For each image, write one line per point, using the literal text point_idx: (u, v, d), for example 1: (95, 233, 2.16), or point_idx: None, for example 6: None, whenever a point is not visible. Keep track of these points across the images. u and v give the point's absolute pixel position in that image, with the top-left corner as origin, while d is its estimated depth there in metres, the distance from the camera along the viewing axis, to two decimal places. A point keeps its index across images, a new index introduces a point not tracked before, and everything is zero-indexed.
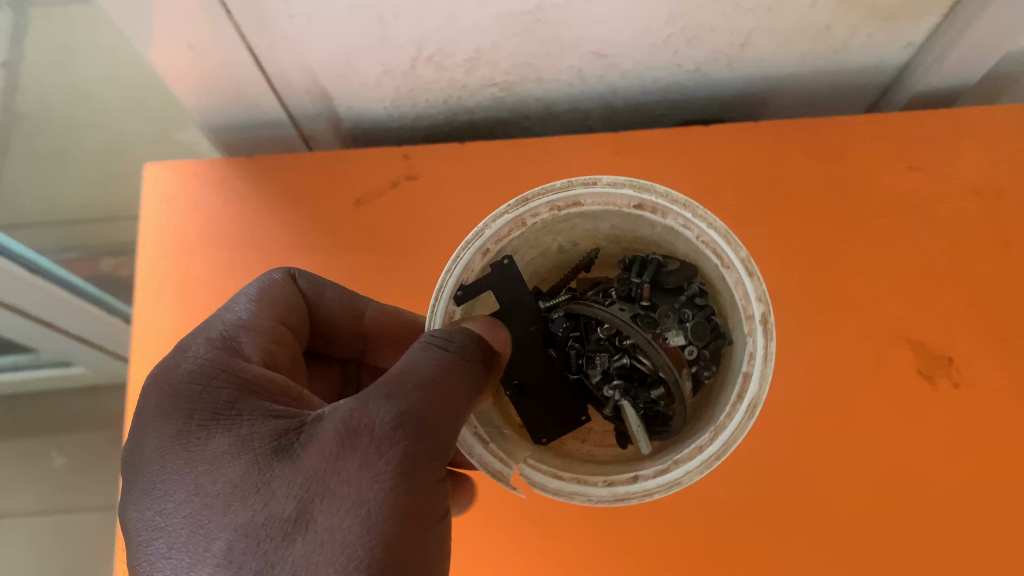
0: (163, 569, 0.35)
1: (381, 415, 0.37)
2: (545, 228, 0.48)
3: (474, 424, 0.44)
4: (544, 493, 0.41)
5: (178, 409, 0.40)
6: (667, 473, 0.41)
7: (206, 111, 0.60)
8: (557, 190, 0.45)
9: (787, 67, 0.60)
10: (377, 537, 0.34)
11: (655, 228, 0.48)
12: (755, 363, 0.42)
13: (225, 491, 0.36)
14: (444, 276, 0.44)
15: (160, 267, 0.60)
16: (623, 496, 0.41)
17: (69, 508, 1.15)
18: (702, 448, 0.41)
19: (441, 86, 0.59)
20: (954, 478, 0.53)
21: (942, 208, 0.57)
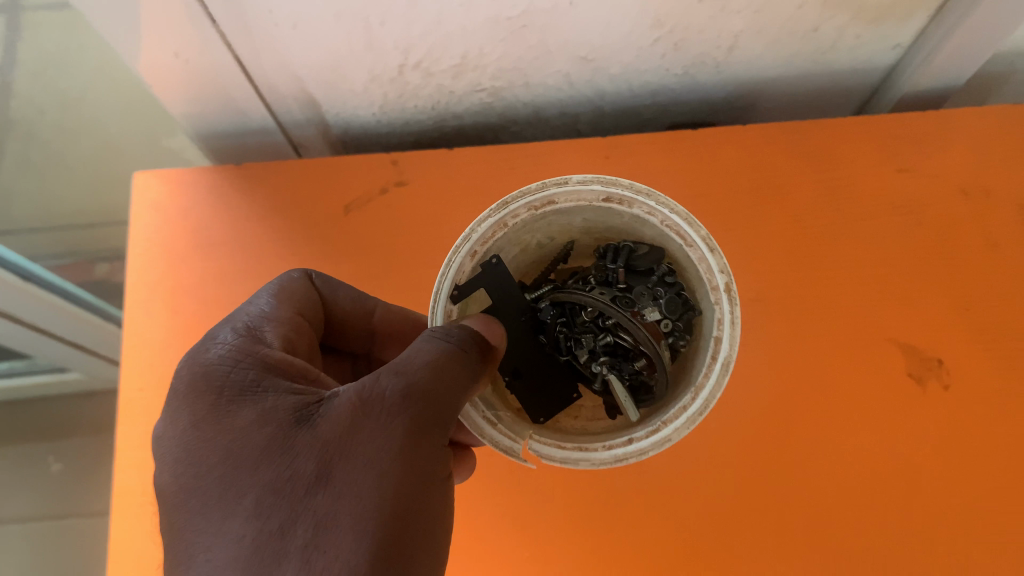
0: (194, 525, 0.36)
1: (395, 381, 0.37)
2: (525, 227, 0.48)
3: (482, 407, 0.44)
4: (551, 463, 0.42)
5: (205, 387, 0.40)
6: (657, 432, 0.42)
7: (193, 119, 0.59)
8: (533, 191, 0.45)
9: (775, 70, 0.60)
10: (392, 492, 0.35)
11: (623, 219, 0.49)
12: (725, 334, 0.42)
13: (252, 452, 0.37)
14: (439, 279, 0.45)
15: (150, 275, 0.60)
16: (621, 456, 0.41)
17: (66, 513, 1.15)
18: (685, 407, 0.42)
19: (429, 91, 0.59)
20: (946, 479, 0.52)
21: (931, 209, 0.57)
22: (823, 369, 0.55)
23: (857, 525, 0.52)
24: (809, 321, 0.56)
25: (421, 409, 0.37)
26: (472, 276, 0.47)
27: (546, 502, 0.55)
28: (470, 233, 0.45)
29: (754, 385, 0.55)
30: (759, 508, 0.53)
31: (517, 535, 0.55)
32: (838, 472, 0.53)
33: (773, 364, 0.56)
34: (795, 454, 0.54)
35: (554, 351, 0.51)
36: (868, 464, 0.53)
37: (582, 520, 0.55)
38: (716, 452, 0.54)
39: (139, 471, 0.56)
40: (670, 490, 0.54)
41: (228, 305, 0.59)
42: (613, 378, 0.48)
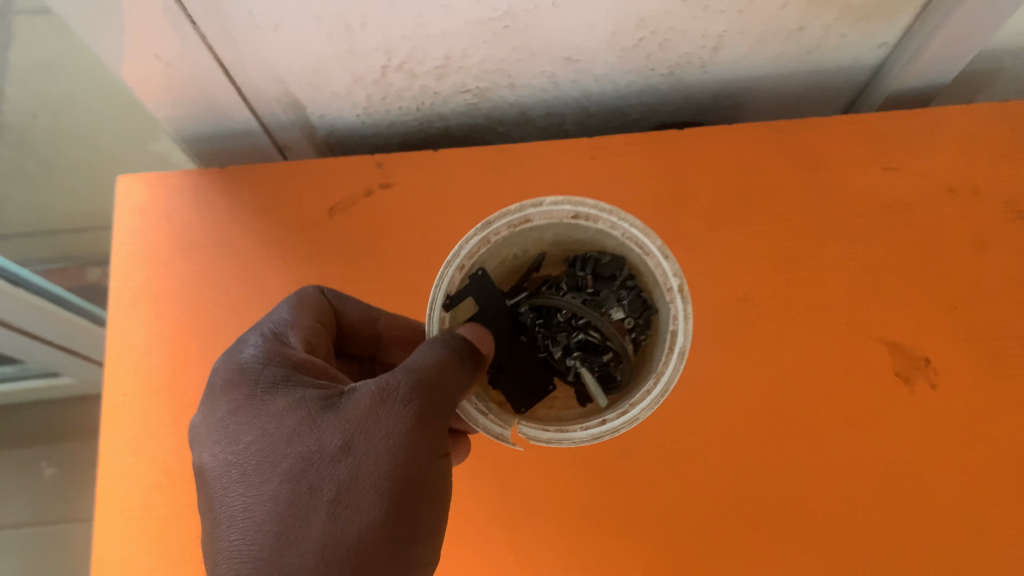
0: (232, 493, 0.39)
1: (409, 363, 0.40)
2: (507, 241, 0.47)
3: (473, 400, 0.44)
4: (537, 443, 0.41)
5: (237, 375, 0.43)
6: (627, 412, 0.42)
7: (177, 122, 0.59)
8: (511, 211, 0.45)
9: (761, 70, 0.60)
10: (404, 463, 0.38)
11: (589, 233, 0.48)
12: (681, 311, 0.42)
13: (281, 428, 0.40)
14: (433, 290, 0.44)
15: (133, 280, 0.59)
16: (597, 435, 0.41)
17: (58, 518, 1.14)
18: (648, 392, 0.42)
19: (413, 93, 0.59)
20: (935, 479, 0.52)
21: (918, 207, 0.57)
22: (811, 369, 0.54)
23: (846, 527, 0.52)
24: (797, 321, 0.55)
25: (431, 391, 0.39)
26: (460, 288, 0.46)
27: (533, 505, 0.54)
28: (457, 251, 0.44)
29: (743, 385, 0.54)
30: (748, 510, 0.52)
31: (505, 539, 0.54)
32: (827, 473, 0.53)
33: (764, 363, 0.55)
34: (784, 455, 0.53)
35: (531, 350, 0.51)
36: (857, 464, 0.53)
37: (570, 523, 0.54)
38: (704, 454, 0.54)
39: (121, 477, 0.55)
40: (659, 492, 0.53)
41: (213, 309, 0.58)
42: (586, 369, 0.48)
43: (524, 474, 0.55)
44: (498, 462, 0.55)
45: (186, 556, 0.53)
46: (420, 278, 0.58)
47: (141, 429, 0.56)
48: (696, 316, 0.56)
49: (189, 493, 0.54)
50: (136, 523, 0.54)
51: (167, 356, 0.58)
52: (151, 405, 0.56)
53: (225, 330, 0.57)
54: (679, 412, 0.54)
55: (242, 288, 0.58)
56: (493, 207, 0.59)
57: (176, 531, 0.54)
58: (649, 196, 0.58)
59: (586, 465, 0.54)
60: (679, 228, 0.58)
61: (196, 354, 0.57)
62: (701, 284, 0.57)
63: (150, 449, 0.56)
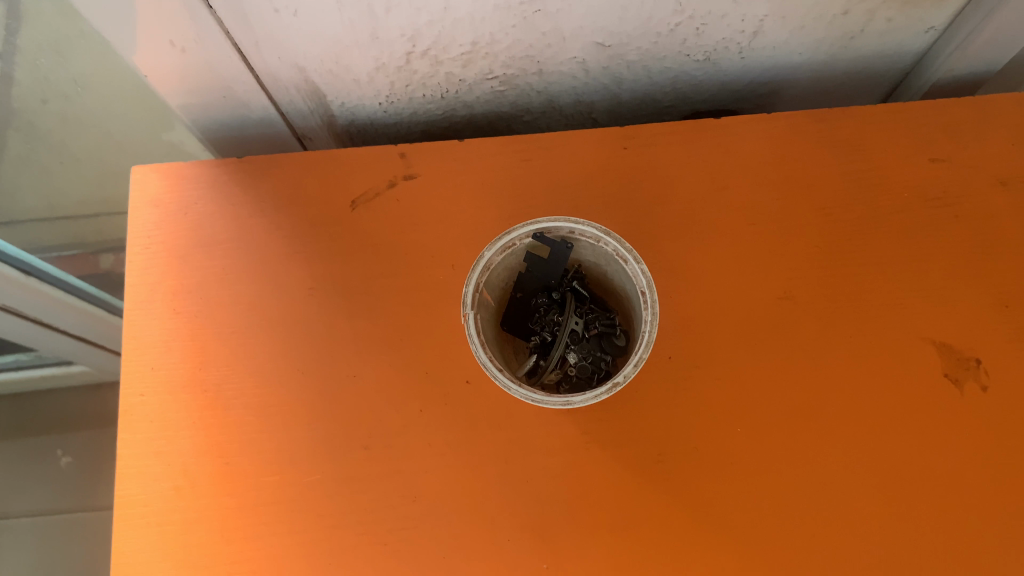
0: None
1: None
2: (580, 244, 0.49)
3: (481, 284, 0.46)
4: (464, 322, 0.45)
5: None
6: (469, 329, 0.45)
7: (193, 110, 0.57)
8: (635, 264, 0.46)
9: (800, 56, 0.57)
10: None
11: (630, 287, 0.48)
12: (631, 369, 0.43)
13: None
14: (555, 220, 0.46)
15: (150, 274, 0.57)
16: (470, 337, 0.44)
17: (75, 507, 1.13)
18: (472, 342, 0.45)
19: (437, 80, 0.56)
20: (985, 486, 0.50)
21: (967, 201, 0.55)
22: (854, 368, 0.52)
23: (896, 538, 0.50)
24: (839, 320, 0.53)
25: None
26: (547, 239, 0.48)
27: (564, 515, 0.51)
28: (553, 218, 0.46)
29: (786, 386, 0.52)
30: (793, 519, 0.50)
31: (535, 547, 0.50)
32: (874, 481, 0.50)
33: (807, 363, 0.52)
34: (829, 462, 0.51)
35: (542, 314, 0.51)
36: (905, 471, 0.51)
37: (603, 533, 0.50)
38: (747, 459, 0.51)
39: (140, 479, 0.54)
40: (697, 499, 0.50)
41: (232, 305, 0.56)
42: (556, 347, 0.47)
43: (553, 479, 0.51)
44: (528, 466, 0.52)
45: (209, 562, 0.52)
46: (446, 274, 0.55)
47: (160, 430, 0.54)
48: (735, 314, 0.53)
49: (211, 498, 0.53)
50: (156, 528, 0.53)
51: (184, 354, 0.55)
52: (170, 405, 0.55)
53: (246, 327, 0.56)
54: (718, 416, 0.52)
55: (262, 284, 0.56)
56: (522, 200, 0.56)
57: (198, 536, 0.52)
58: (685, 189, 0.56)
59: (620, 469, 0.51)
60: (716, 221, 0.55)
61: (216, 352, 0.55)
62: (741, 279, 0.54)
63: (170, 452, 0.54)
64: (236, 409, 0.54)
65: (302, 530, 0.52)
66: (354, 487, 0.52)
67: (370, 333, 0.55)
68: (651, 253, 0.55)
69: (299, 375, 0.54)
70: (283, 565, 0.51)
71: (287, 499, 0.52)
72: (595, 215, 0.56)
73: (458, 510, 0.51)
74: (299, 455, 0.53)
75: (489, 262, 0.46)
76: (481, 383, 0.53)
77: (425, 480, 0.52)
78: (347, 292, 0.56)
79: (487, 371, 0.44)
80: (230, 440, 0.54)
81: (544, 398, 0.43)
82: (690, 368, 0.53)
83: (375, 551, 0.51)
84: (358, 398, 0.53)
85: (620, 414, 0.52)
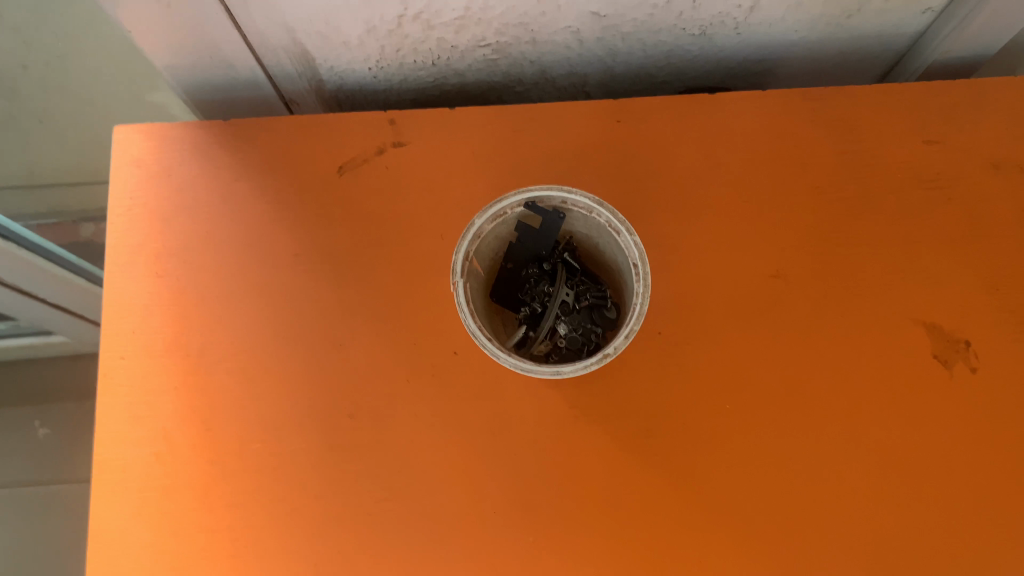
0: None
1: None
2: (573, 215, 0.48)
3: (471, 252, 0.46)
4: (453, 290, 0.44)
5: None
6: (458, 297, 0.44)
7: (178, 70, 0.55)
8: (627, 235, 0.45)
9: (796, 34, 0.56)
10: None
11: (622, 259, 0.48)
12: (622, 341, 0.42)
13: None
14: (548, 189, 0.45)
15: (132, 237, 0.56)
16: (459, 305, 0.44)
17: (53, 479, 1.12)
18: (462, 310, 0.44)
19: (429, 46, 0.55)
20: (969, 466, 0.51)
21: (959, 183, 0.55)
22: (843, 347, 0.52)
23: (880, 516, 0.50)
24: (831, 299, 0.53)
25: None
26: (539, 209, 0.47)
27: (550, 488, 0.50)
28: (546, 187, 0.45)
29: (776, 363, 0.52)
30: (779, 496, 0.50)
31: (522, 520, 0.50)
32: (862, 460, 0.51)
33: (797, 342, 0.52)
34: (816, 440, 0.51)
35: (531, 285, 0.50)
36: (891, 451, 0.51)
37: (589, 506, 0.50)
38: (735, 436, 0.51)
39: (120, 445, 0.53)
40: (684, 474, 0.50)
41: (216, 270, 0.55)
42: (546, 318, 0.47)
43: (540, 452, 0.51)
44: (514, 439, 0.51)
45: (189, 530, 0.51)
46: (436, 244, 0.55)
47: (140, 396, 0.53)
48: (726, 290, 0.53)
49: (191, 465, 0.52)
50: (135, 495, 0.52)
51: (165, 318, 0.54)
52: (150, 370, 0.53)
53: (230, 292, 0.54)
54: (707, 392, 0.51)
55: (247, 249, 0.55)
56: (514, 170, 0.55)
57: (178, 504, 0.51)
58: (679, 163, 0.55)
59: (608, 443, 0.51)
60: (709, 198, 0.55)
61: (199, 318, 0.54)
62: (734, 256, 0.54)
63: (150, 418, 0.53)
64: (219, 375, 0.53)
65: (285, 499, 0.51)
66: (338, 457, 0.51)
67: (357, 302, 0.54)
68: (644, 227, 0.54)
69: (283, 342, 0.53)
70: (265, 533, 0.51)
71: (271, 468, 0.51)
72: (587, 188, 0.55)
73: (444, 482, 0.51)
74: (282, 423, 0.52)
75: (480, 231, 0.46)
76: (469, 355, 0.52)
77: (410, 451, 0.51)
78: (334, 260, 0.55)
79: (477, 340, 0.43)
80: (211, 407, 0.52)
81: (534, 368, 0.42)
82: (679, 343, 0.52)
83: (359, 521, 0.50)
84: (344, 367, 0.53)
85: (609, 389, 0.52)
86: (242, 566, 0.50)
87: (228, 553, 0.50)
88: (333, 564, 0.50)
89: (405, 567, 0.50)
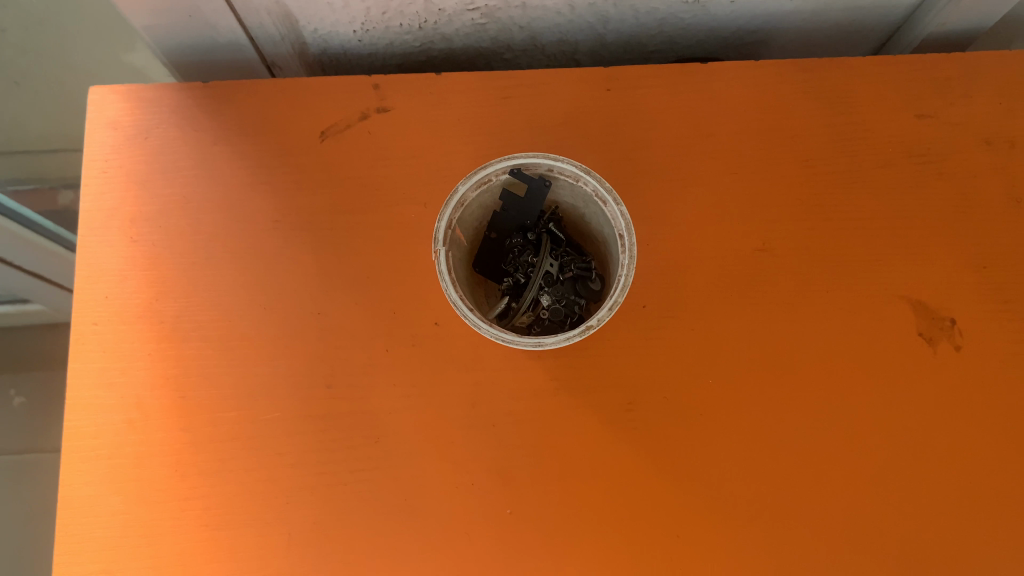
0: None
1: None
2: (560, 184, 0.47)
3: (455, 219, 0.45)
4: (435, 258, 0.43)
5: None
6: (440, 265, 0.43)
7: (157, 31, 0.53)
8: (614, 205, 0.44)
9: (792, 3, 0.55)
10: None
11: (608, 230, 0.47)
12: (606, 313, 0.41)
13: None
14: (535, 156, 0.44)
15: (106, 200, 0.54)
16: (441, 273, 0.43)
17: (29, 448, 1.11)
18: (444, 279, 0.43)
19: (416, 9, 0.53)
20: (950, 444, 0.50)
21: (951, 159, 0.54)
22: (830, 322, 0.52)
23: (860, 494, 0.50)
24: (817, 275, 0.52)
25: None
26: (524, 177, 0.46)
27: (530, 461, 0.50)
28: (533, 153, 0.44)
29: (760, 339, 0.51)
30: (760, 471, 0.50)
31: (500, 493, 0.50)
32: (843, 437, 0.50)
33: (783, 317, 0.52)
34: (799, 416, 0.50)
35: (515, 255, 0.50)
36: (874, 427, 0.51)
37: (569, 480, 0.50)
38: (717, 411, 0.50)
39: (92, 412, 0.52)
40: (666, 448, 0.50)
41: (192, 235, 0.54)
42: (530, 289, 0.46)
43: (520, 425, 0.50)
44: (494, 411, 0.50)
45: (161, 498, 0.50)
46: (418, 212, 0.53)
47: (113, 361, 0.52)
48: (712, 264, 0.52)
49: (164, 433, 0.51)
50: (107, 462, 0.51)
51: (140, 284, 0.53)
52: (124, 336, 0.52)
53: (206, 259, 0.53)
54: (690, 367, 0.51)
55: (225, 215, 0.54)
56: (499, 138, 0.54)
57: (150, 471, 0.50)
58: (668, 134, 0.54)
59: (589, 416, 0.50)
60: (697, 170, 0.54)
61: (174, 283, 0.53)
62: (721, 229, 0.53)
63: (123, 384, 0.52)
64: (195, 342, 0.52)
65: (260, 468, 0.50)
66: (315, 427, 0.51)
67: (336, 270, 0.53)
68: (629, 199, 0.53)
69: (261, 310, 0.52)
70: (239, 502, 0.50)
71: (246, 437, 0.51)
72: (574, 157, 0.54)
73: (422, 453, 0.50)
74: (258, 392, 0.51)
75: (464, 198, 0.45)
76: (451, 326, 0.51)
77: (388, 422, 0.50)
78: (313, 227, 0.53)
79: (457, 309, 0.43)
80: (186, 375, 0.52)
81: (516, 339, 0.42)
82: (664, 317, 0.51)
83: (334, 491, 0.50)
84: (323, 337, 0.52)
85: (591, 362, 0.51)
86: (215, 535, 0.49)
87: (200, 522, 0.50)
88: (308, 534, 0.49)
89: (381, 538, 0.49)
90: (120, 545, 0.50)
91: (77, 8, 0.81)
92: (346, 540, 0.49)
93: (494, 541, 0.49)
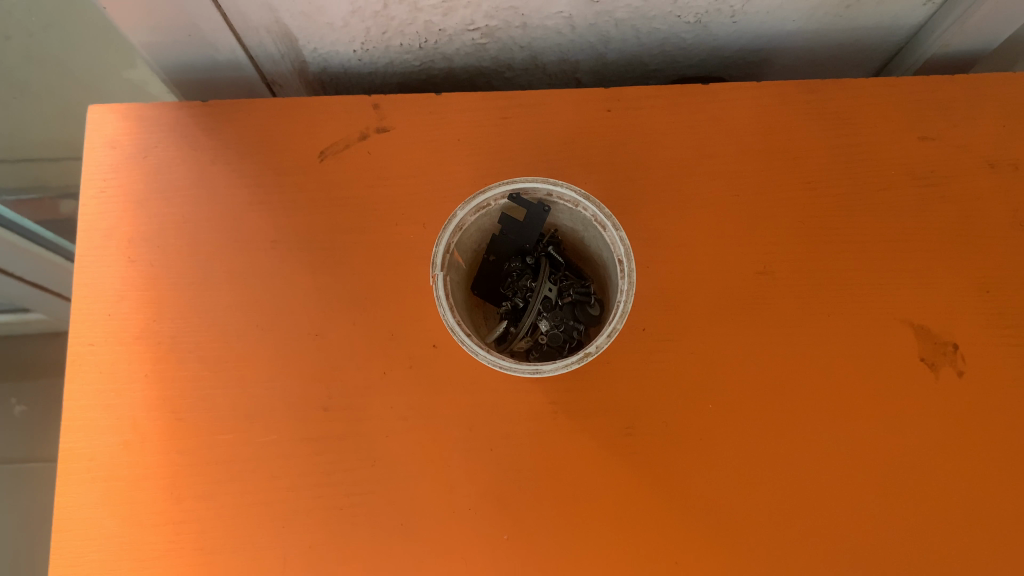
0: None
1: None
2: (559, 208, 0.47)
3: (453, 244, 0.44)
4: (433, 284, 0.43)
5: None
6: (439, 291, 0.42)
7: (156, 50, 0.53)
8: (611, 230, 0.44)
9: (793, 24, 0.55)
10: None
11: (607, 255, 0.46)
12: (604, 340, 0.41)
13: None
14: (535, 182, 0.44)
15: (103, 219, 0.54)
16: (439, 299, 0.42)
17: (25, 457, 1.10)
18: (443, 305, 0.42)
19: (415, 29, 0.53)
20: (953, 469, 0.50)
21: (954, 181, 0.54)
22: (832, 345, 0.51)
23: (861, 520, 0.49)
24: (819, 298, 0.52)
25: None
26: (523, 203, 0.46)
27: (527, 485, 0.50)
28: (533, 178, 0.44)
29: (761, 363, 0.51)
30: (760, 495, 0.49)
31: (497, 517, 0.49)
32: (843, 461, 0.50)
33: (784, 339, 0.51)
34: (799, 439, 0.50)
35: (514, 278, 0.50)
36: (875, 453, 0.50)
37: (566, 504, 0.49)
38: (717, 435, 0.50)
39: (87, 434, 0.51)
40: (664, 473, 0.49)
41: (189, 255, 0.53)
42: (529, 314, 0.46)
43: (518, 447, 0.50)
44: (492, 434, 0.50)
45: (155, 520, 0.50)
46: (416, 232, 0.53)
47: (109, 382, 0.52)
48: (713, 287, 0.52)
49: (160, 454, 0.51)
50: (101, 485, 0.51)
51: (137, 304, 0.53)
52: (121, 357, 0.52)
53: (204, 279, 0.53)
54: (688, 391, 0.50)
55: (222, 234, 0.54)
56: (498, 158, 0.54)
57: (144, 494, 0.50)
58: (669, 154, 0.54)
59: (587, 439, 0.50)
60: (698, 191, 0.53)
61: (171, 304, 0.53)
62: (723, 252, 0.53)
63: (119, 405, 0.51)
64: (190, 363, 0.52)
65: (255, 491, 0.50)
66: (311, 449, 0.50)
67: (334, 292, 0.52)
68: (629, 219, 0.53)
69: (258, 331, 0.52)
70: (234, 525, 0.50)
71: (241, 459, 0.50)
72: (574, 178, 0.54)
73: (418, 475, 0.50)
74: (254, 414, 0.51)
75: (462, 223, 0.44)
76: (448, 347, 0.51)
77: (385, 444, 0.50)
78: (311, 247, 0.53)
79: (454, 335, 0.42)
80: (181, 396, 0.51)
81: (514, 366, 0.41)
82: (664, 340, 0.51)
83: (329, 514, 0.50)
84: (319, 358, 0.51)
85: (590, 385, 0.51)
86: (209, 558, 0.49)
87: (195, 545, 0.49)
88: (302, 557, 0.49)
89: (376, 561, 0.49)
90: (114, 568, 0.49)
91: (72, 33, 0.79)
92: (341, 563, 0.49)
93: (491, 566, 0.48)
